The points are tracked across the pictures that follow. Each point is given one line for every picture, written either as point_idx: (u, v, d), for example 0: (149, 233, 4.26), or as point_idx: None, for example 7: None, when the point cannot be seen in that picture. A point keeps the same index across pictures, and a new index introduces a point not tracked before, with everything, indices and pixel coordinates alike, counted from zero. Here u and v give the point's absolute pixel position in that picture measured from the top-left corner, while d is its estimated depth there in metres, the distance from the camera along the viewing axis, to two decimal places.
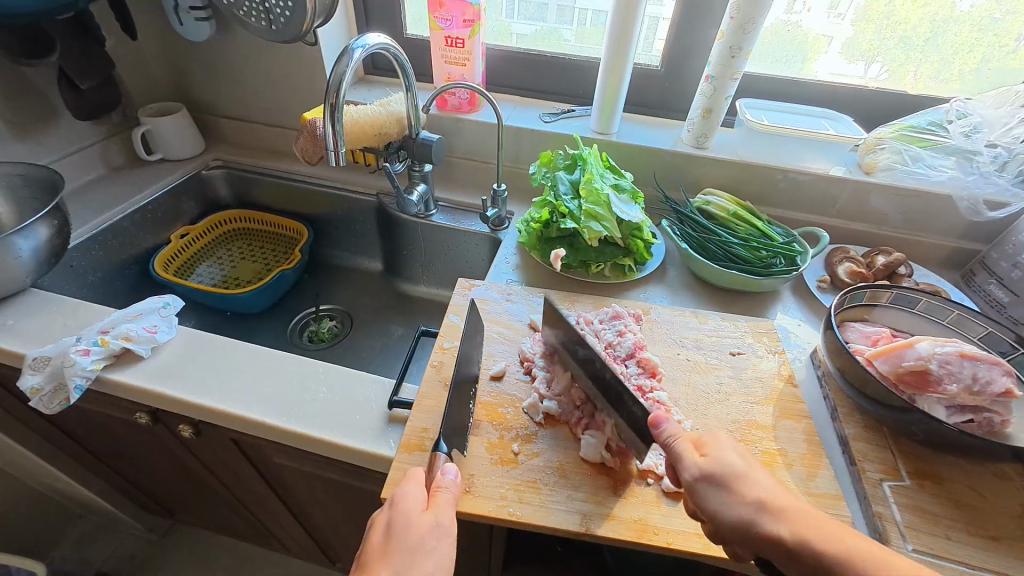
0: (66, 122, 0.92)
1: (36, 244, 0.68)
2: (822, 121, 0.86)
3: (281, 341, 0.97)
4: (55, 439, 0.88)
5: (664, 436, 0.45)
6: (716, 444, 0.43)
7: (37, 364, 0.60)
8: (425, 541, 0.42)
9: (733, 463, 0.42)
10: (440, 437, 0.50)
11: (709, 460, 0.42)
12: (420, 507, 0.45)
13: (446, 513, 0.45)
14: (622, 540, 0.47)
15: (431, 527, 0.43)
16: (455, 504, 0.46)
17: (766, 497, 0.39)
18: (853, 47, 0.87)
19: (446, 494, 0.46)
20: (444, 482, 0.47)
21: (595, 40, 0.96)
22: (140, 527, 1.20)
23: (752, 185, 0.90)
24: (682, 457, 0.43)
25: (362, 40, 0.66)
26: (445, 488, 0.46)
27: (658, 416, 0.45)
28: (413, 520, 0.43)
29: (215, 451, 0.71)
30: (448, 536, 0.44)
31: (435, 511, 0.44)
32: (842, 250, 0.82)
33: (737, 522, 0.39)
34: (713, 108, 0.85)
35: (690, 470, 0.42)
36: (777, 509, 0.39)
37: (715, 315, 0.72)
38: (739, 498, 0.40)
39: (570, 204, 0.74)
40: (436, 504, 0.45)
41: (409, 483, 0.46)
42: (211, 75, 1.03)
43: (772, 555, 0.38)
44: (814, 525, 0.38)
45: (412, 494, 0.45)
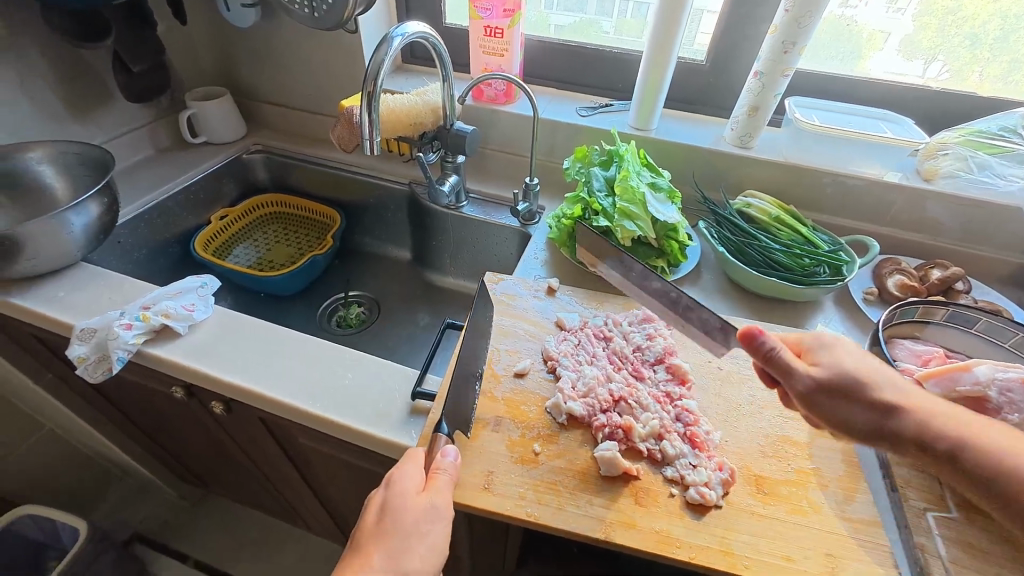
0: (119, 104, 0.96)
1: (87, 221, 0.71)
2: (880, 123, 0.81)
3: (310, 325, 0.99)
4: (99, 405, 0.93)
5: (766, 350, 0.45)
6: (825, 353, 0.47)
7: (84, 335, 0.63)
8: (419, 524, 0.44)
9: (850, 367, 0.46)
10: (441, 419, 0.51)
11: (822, 369, 0.46)
12: (416, 489, 0.45)
13: (442, 496, 0.45)
14: (641, 550, 0.45)
15: (426, 509, 0.44)
16: (452, 486, 0.47)
17: (901, 405, 0.44)
18: (913, 44, 0.81)
19: (445, 477, 0.46)
20: (443, 464, 0.47)
21: (637, 32, 0.93)
22: (174, 494, 1.26)
23: (797, 188, 0.86)
24: (794, 370, 0.45)
25: (401, 29, 0.65)
26: (444, 471, 0.47)
27: (754, 330, 0.45)
28: (408, 503, 0.44)
29: (245, 428, 0.73)
30: (443, 519, 0.45)
31: (430, 494, 0.45)
32: (893, 261, 0.77)
33: (866, 424, 0.44)
34: (760, 105, 0.81)
35: (805, 376, 0.45)
36: (901, 414, 0.44)
37: (750, 323, 0.69)
38: (861, 397, 0.45)
39: (604, 201, 0.72)
40: (433, 487, 0.46)
41: (406, 466, 0.47)
42: (254, 61, 1.06)
43: (902, 424, 0.44)
44: (932, 418, 0.44)
45: (410, 475, 0.46)
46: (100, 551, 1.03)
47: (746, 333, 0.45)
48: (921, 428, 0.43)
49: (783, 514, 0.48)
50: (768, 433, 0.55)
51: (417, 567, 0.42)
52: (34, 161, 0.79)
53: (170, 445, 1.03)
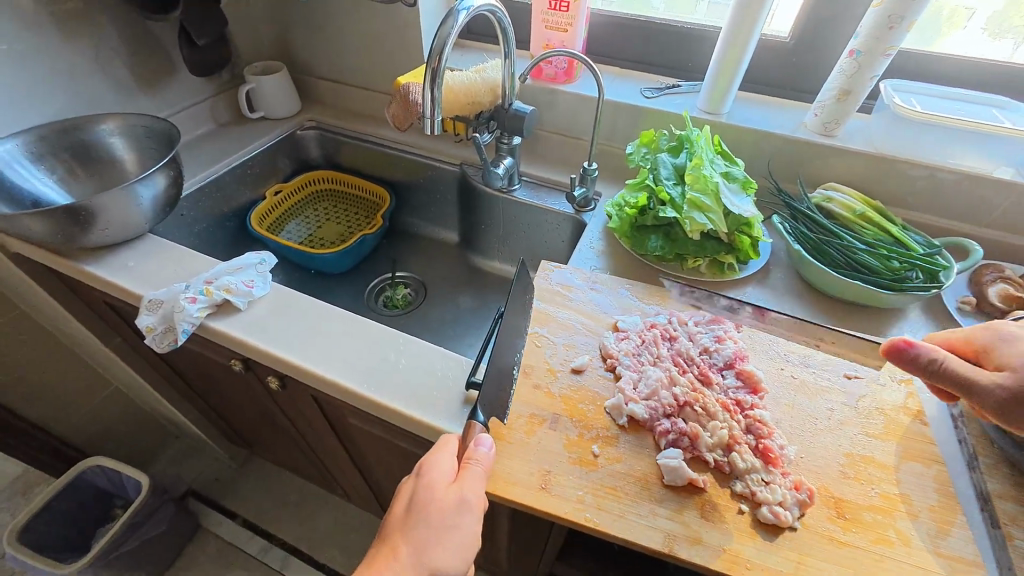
0: (183, 78, 0.98)
1: (154, 193, 0.73)
2: (992, 110, 0.72)
3: (358, 303, 1.00)
4: (159, 369, 0.97)
5: (915, 353, 0.47)
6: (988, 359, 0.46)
7: (152, 305, 0.65)
8: (446, 518, 0.44)
9: None
10: (476, 407, 0.50)
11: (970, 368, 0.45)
12: (446, 481, 0.46)
13: (472, 489, 0.45)
14: (708, 568, 0.43)
15: (455, 502, 0.44)
16: (486, 476, 0.47)
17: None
18: (1000, 21, 0.73)
19: (477, 468, 0.46)
20: (476, 454, 0.47)
21: (688, 10, 0.88)
22: (224, 455, 1.32)
23: (885, 182, 0.78)
24: (967, 370, 0.45)
25: (467, 1, 0.62)
26: (476, 461, 0.47)
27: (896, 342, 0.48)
28: (437, 495, 0.45)
29: (297, 404, 0.75)
30: (472, 512, 0.45)
31: (459, 487, 0.45)
32: (996, 267, 0.70)
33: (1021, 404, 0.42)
34: (852, 89, 0.73)
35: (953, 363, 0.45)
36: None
37: (827, 329, 0.64)
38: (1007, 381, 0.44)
39: (672, 191, 0.68)
40: (463, 478, 0.46)
41: (439, 456, 0.47)
42: (311, 35, 1.05)
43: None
44: None
45: (442, 467, 0.46)
46: (159, 504, 1.09)
47: (891, 347, 0.48)
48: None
49: (866, 543, 0.44)
50: (848, 452, 0.50)
51: (445, 562, 0.42)
52: (107, 132, 0.81)
53: (223, 411, 1.07)
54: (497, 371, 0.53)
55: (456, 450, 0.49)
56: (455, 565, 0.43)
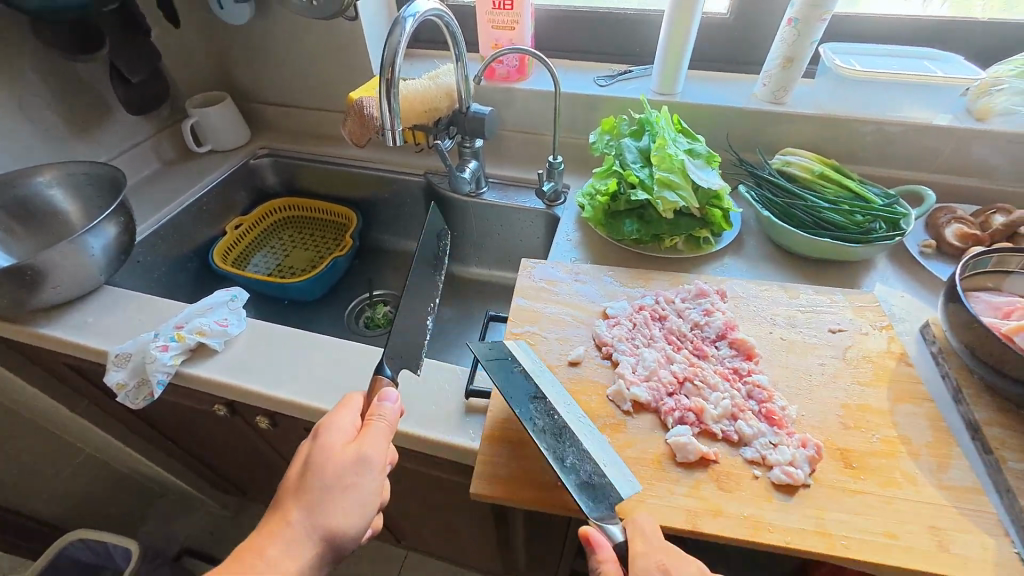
0: (120, 119, 0.93)
1: (106, 243, 0.68)
2: (924, 62, 0.76)
3: (339, 328, 0.97)
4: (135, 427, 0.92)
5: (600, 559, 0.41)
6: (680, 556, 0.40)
7: (120, 360, 0.61)
8: (342, 477, 0.43)
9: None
10: (383, 364, 0.52)
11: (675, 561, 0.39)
12: (346, 440, 0.45)
13: (373, 445, 0.45)
14: (732, 538, 0.43)
15: (352, 458, 0.44)
16: (390, 432, 0.46)
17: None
18: None
19: (380, 424, 0.46)
20: (378, 411, 0.47)
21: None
22: (217, 505, 1.26)
23: (837, 142, 0.81)
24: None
25: (412, 8, 0.61)
26: (381, 417, 0.46)
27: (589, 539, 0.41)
28: (335, 454, 0.44)
29: (290, 440, 0.72)
30: (372, 469, 0.44)
31: (358, 445, 0.45)
32: (949, 208, 0.73)
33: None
34: (795, 56, 0.76)
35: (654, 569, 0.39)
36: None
37: (806, 288, 0.66)
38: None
39: (640, 173, 0.69)
40: (364, 436, 0.45)
41: (340, 415, 0.46)
42: (252, 60, 1.01)
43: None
44: None
45: (342, 426, 0.46)
46: (152, 569, 1.03)
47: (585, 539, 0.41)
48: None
49: (876, 488, 0.45)
50: (846, 402, 0.52)
51: (340, 521, 0.42)
52: (43, 185, 0.76)
53: (210, 460, 1.02)
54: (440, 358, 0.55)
55: (362, 408, 0.48)
56: (352, 522, 0.43)
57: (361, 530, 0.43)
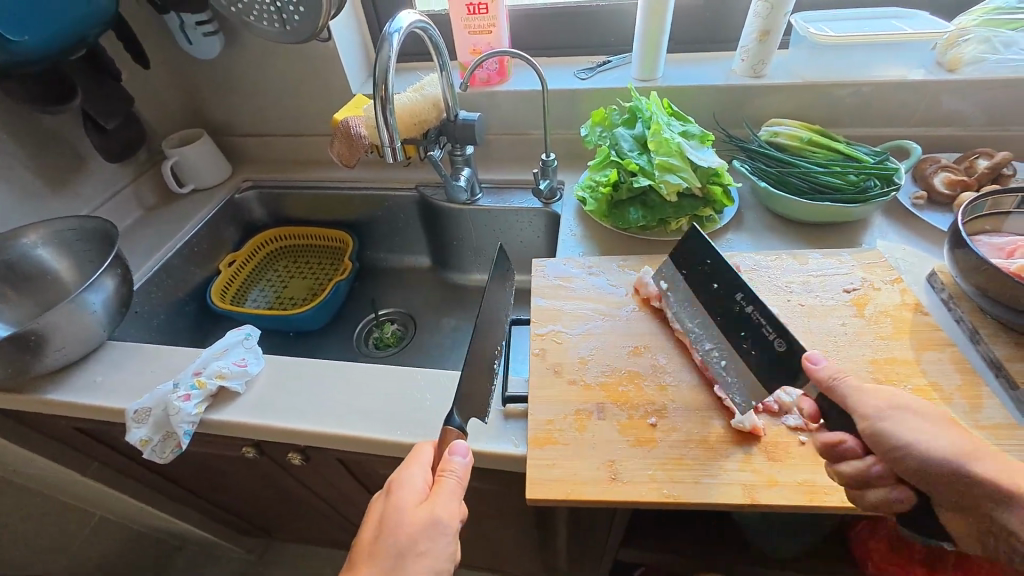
0: (96, 168, 0.90)
1: (106, 297, 0.66)
2: (892, 21, 0.78)
3: (350, 353, 0.96)
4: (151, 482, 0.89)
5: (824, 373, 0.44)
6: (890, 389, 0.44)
7: (139, 417, 0.59)
8: (415, 542, 0.43)
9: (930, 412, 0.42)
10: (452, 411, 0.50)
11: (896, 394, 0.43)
12: (416, 499, 0.45)
13: (444, 506, 0.45)
14: (792, 506, 0.44)
15: (425, 522, 0.44)
16: (461, 489, 0.46)
17: (972, 445, 0.40)
18: None
19: (450, 480, 0.45)
20: (450, 467, 0.46)
21: None
22: (241, 550, 1.23)
23: (818, 107, 0.83)
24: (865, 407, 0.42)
25: (396, 23, 0.60)
26: (450, 474, 0.46)
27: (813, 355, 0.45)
28: (406, 516, 0.44)
29: (321, 472, 0.70)
30: (444, 531, 0.44)
31: (430, 506, 0.44)
32: (933, 159, 0.76)
33: (955, 454, 0.40)
34: (771, 28, 0.77)
35: (876, 398, 0.43)
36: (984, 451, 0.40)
37: (813, 253, 0.67)
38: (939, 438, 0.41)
39: (639, 160, 0.69)
40: (435, 495, 0.45)
41: (411, 470, 0.46)
42: (225, 93, 0.99)
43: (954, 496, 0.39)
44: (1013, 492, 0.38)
45: (414, 483, 0.45)
46: None
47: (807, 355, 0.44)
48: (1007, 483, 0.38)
49: None
50: (873, 358, 0.53)
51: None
52: (29, 247, 0.73)
53: (231, 505, 1.00)
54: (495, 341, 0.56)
55: (432, 462, 0.48)
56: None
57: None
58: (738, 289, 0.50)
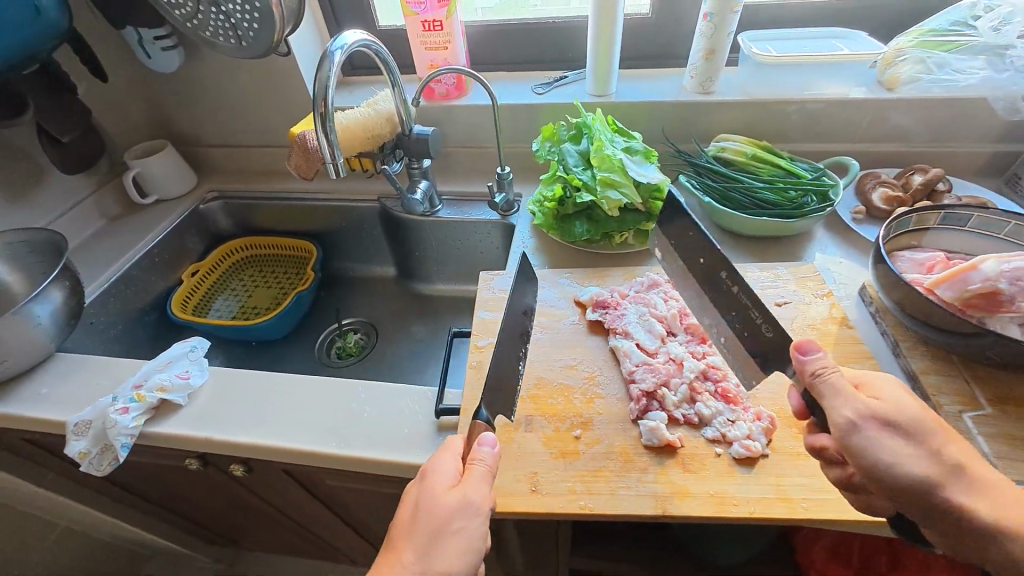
0: (56, 179, 0.90)
1: (53, 309, 0.67)
2: (834, 41, 0.81)
3: (311, 363, 0.96)
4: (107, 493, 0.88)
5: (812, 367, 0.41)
6: (885, 388, 0.41)
7: (79, 429, 0.59)
8: (449, 522, 0.42)
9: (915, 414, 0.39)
10: (480, 405, 0.49)
11: (888, 405, 0.40)
12: (448, 484, 0.44)
13: (477, 491, 0.43)
14: (701, 517, 0.45)
15: (459, 504, 0.42)
16: (490, 478, 0.44)
17: (961, 461, 0.38)
18: None
19: (480, 469, 0.44)
20: (478, 455, 0.44)
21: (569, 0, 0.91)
22: (209, 559, 1.22)
23: (767, 122, 0.85)
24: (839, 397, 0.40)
25: (340, 40, 0.62)
26: (479, 462, 0.44)
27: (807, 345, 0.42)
28: (439, 499, 0.42)
29: (270, 482, 0.71)
30: (478, 514, 0.42)
31: (462, 490, 0.43)
32: (874, 174, 0.78)
33: (921, 481, 0.38)
34: (716, 47, 0.79)
35: (857, 408, 0.39)
36: (968, 471, 0.38)
37: (751, 266, 0.69)
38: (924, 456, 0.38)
39: (583, 176, 0.71)
40: (465, 481, 0.43)
41: (441, 458, 0.45)
42: (188, 105, 1.00)
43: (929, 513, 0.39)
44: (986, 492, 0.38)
45: (444, 469, 0.44)
46: None
47: (801, 344, 0.42)
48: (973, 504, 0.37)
49: None
50: None
51: (451, 564, 0.40)
52: None
53: (193, 514, 0.99)
54: (501, 376, 0.51)
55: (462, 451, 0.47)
56: (462, 567, 0.41)
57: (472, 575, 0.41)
58: (722, 268, 0.51)
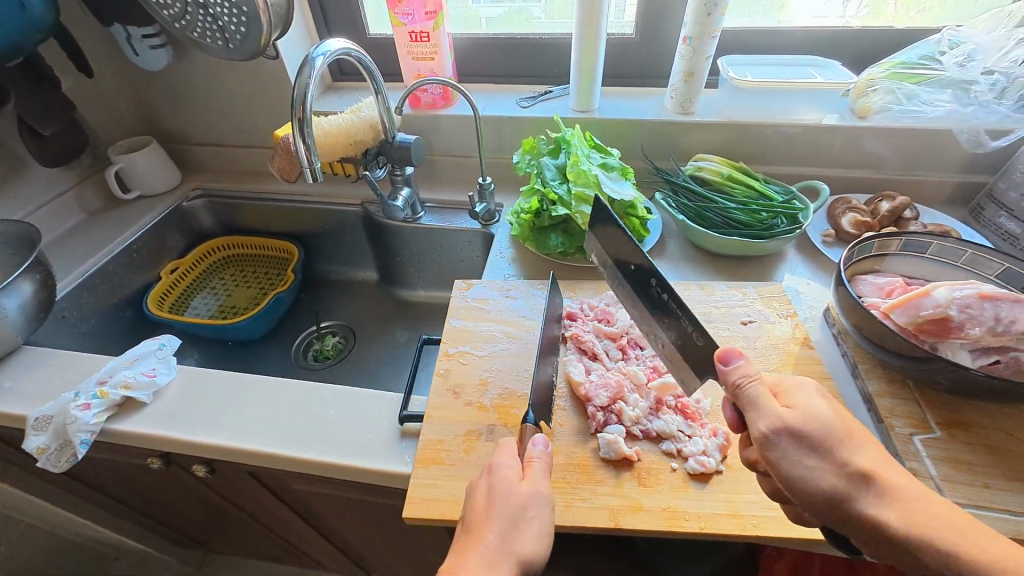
0: (36, 171, 0.90)
1: (22, 301, 0.67)
2: (808, 69, 0.83)
3: (287, 364, 0.96)
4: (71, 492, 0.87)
5: (735, 377, 0.41)
6: (802, 395, 0.41)
7: (40, 424, 0.59)
8: (525, 509, 0.42)
9: (826, 418, 0.40)
10: (528, 410, 0.50)
11: (797, 413, 0.40)
12: (518, 475, 0.44)
13: (543, 482, 0.44)
14: (652, 531, 0.46)
15: (530, 494, 0.43)
16: (548, 474, 0.45)
17: (867, 468, 0.38)
18: None
19: (541, 465, 0.45)
20: (535, 453, 0.45)
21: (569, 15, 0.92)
22: (177, 562, 1.19)
23: (745, 143, 0.87)
24: (759, 405, 0.40)
25: (322, 47, 0.63)
26: (538, 459, 0.45)
27: (729, 354, 0.42)
28: (513, 489, 0.43)
29: (236, 484, 0.70)
30: (548, 503, 0.43)
31: (531, 481, 0.44)
32: (845, 199, 0.80)
33: (828, 492, 0.38)
34: (695, 70, 0.81)
35: (771, 421, 0.39)
36: (880, 482, 0.38)
37: (721, 284, 0.70)
38: (834, 470, 0.39)
39: (559, 190, 0.72)
40: (531, 474, 0.44)
41: (504, 453, 0.46)
42: (175, 104, 1.01)
43: (847, 524, 0.39)
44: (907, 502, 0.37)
45: (510, 462, 0.45)
46: None
47: (721, 356, 0.42)
48: (872, 514, 0.37)
49: None
50: None
51: (531, 549, 0.40)
52: None
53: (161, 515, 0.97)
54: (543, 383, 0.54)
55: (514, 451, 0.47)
56: (540, 552, 0.41)
57: (546, 562, 0.41)
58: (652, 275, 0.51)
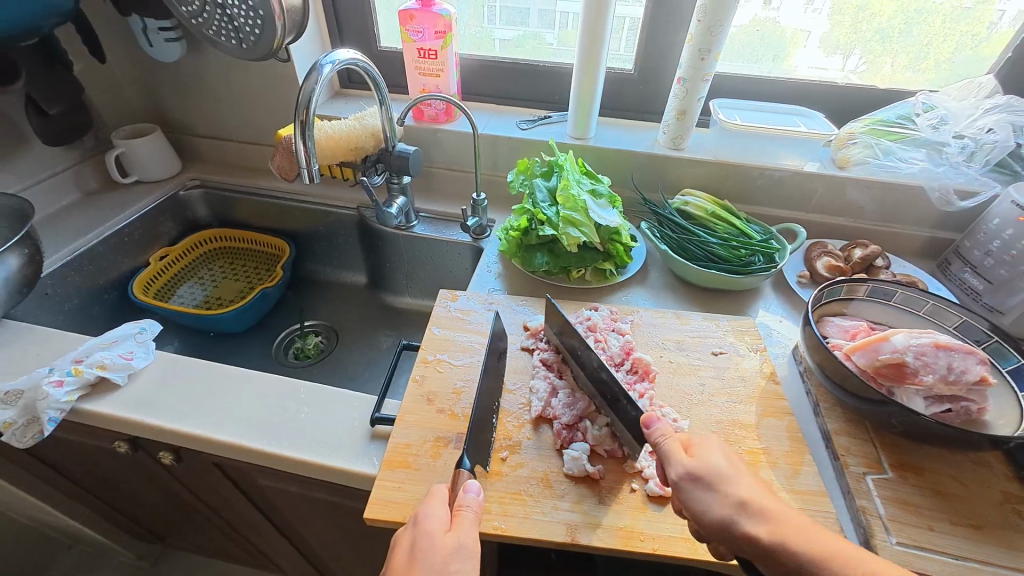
0: (36, 147, 0.91)
1: (7, 274, 0.67)
2: (795, 118, 0.88)
3: (266, 360, 0.95)
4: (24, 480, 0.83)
5: (656, 436, 0.46)
6: (705, 446, 0.44)
7: (9, 398, 0.59)
8: (447, 564, 0.41)
9: (720, 467, 0.42)
10: (463, 454, 0.50)
11: (699, 461, 0.43)
12: (443, 528, 0.44)
13: (470, 534, 0.44)
14: (607, 549, 0.47)
15: (455, 548, 0.43)
16: (477, 524, 0.45)
17: (747, 497, 0.40)
18: (829, 41, 0.88)
19: (469, 514, 0.45)
20: (466, 500, 0.46)
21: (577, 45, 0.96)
22: (131, 555, 1.15)
23: (732, 183, 0.91)
24: (669, 457, 0.44)
25: (331, 56, 0.65)
26: (467, 507, 0.46)
27: (650, 416, 0.47)
28: (437, 541, 0.42)
29: (200, 476, 0.70)
30: (472, 557, 0.43)
31: (458, 532, 0.44)
32: (821, 244, 0.83)
33: (715, 519, 0.40)
34: (687, 109, 0.85)
35: (679, 469, 0.42)
36: (756, 508, 0.40)
37: (697, 315, 0.73)
38: (722, 498, 0.40)
39: (548, 211, 0.74)
40: (459, 524, 0.44)
41: (432, 501, 0.45)
42: (184, 95, 1.03)
43: (753, 553, 0.39)
44: (781, 519, 0.39)
45: (436, 513, 0.44)
46: None
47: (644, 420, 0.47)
48: (754, 532, 0.39)
49: None
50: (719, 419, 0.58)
51: None
52: None
53: (121, 504, 0.95)
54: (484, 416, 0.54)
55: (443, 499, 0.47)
56: None
57: None
58: None
